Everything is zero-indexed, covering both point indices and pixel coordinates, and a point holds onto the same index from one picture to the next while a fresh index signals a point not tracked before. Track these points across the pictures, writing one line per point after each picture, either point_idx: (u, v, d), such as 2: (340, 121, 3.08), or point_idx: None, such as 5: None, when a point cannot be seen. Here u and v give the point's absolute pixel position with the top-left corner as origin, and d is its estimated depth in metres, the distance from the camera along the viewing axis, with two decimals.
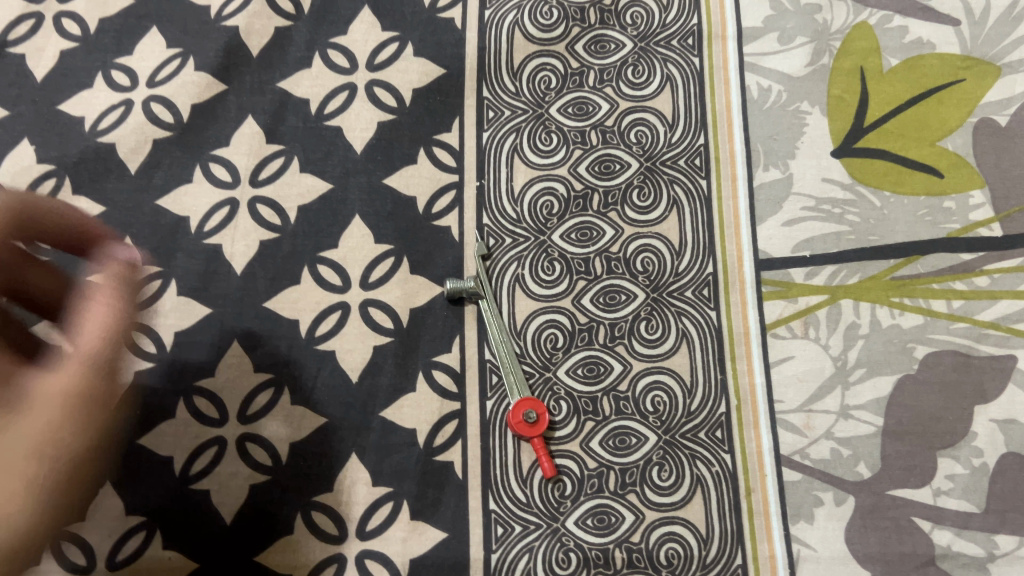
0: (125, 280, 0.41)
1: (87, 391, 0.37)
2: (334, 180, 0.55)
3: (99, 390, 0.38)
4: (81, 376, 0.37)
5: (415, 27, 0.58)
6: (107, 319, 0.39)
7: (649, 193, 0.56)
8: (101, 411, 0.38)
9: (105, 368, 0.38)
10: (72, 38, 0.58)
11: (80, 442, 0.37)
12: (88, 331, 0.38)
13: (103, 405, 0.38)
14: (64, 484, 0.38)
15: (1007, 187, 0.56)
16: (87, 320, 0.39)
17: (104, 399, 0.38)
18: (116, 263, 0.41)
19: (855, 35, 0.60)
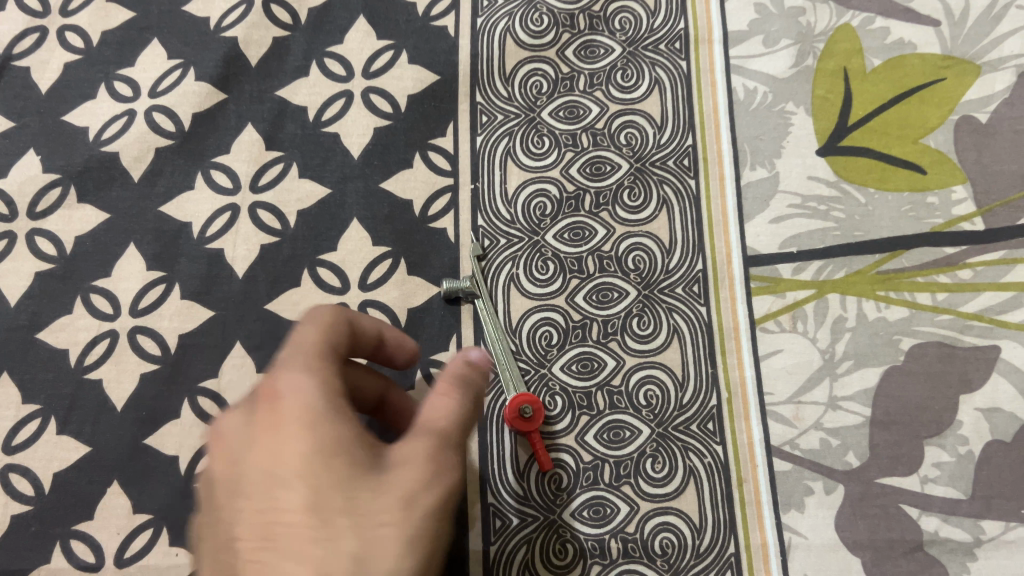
0: (471, 374, 0.42)
1: (441, 458, 0.37)
2: (332, 185, 0.56)
3: (454, 463, 0.37)
4: (429, 446, 0.37)
5: (409, 35, 0.60)
6: (449, 407, 0.39)
7: (639, 193, 0.57)
8: (456, 472, 0.37)
9: (449, 445, 0.38)
10: (75, 51, 0.59)
11: (450, 496, 0.36)
12: (434, 419, 0.39)
13: (457, 465, 0.37)
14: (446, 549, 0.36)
15: (989, 182, 0.58)
16: (432, 407, 0.39)
17: (456, 460, 0.38)
18: (464, 362, 0.42)
19: (838, 37, 0.61)
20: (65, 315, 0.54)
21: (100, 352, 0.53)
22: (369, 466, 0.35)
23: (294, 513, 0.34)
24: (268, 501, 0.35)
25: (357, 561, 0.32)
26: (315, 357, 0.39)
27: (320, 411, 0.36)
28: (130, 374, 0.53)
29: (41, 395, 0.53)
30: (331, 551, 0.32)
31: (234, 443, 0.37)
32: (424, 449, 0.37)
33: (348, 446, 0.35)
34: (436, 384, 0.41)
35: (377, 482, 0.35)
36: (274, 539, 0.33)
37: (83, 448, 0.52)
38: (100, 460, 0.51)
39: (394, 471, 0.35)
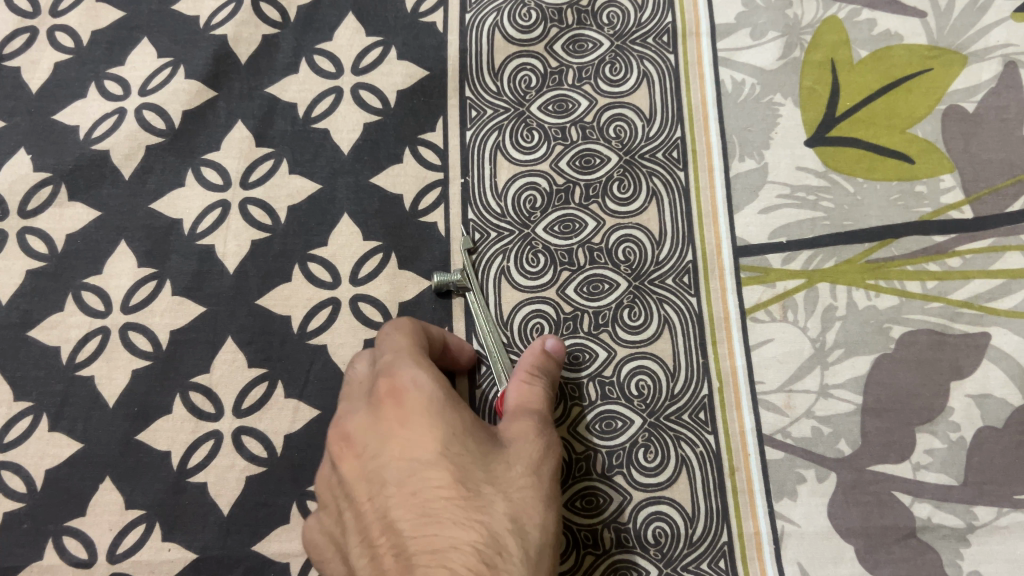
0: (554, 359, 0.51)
1: (548, 427, 0.46)
2: (322, 180, 0.57)
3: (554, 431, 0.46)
4: (534, 423, 0.46)
5: (398, 32, 0.60)
6: (536, 391, 0.49)
7: (629, 185, 0.58)
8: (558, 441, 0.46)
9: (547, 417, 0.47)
10: (65, 51, 0.60)
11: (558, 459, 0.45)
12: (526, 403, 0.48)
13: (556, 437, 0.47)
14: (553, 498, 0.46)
15: (977, 170, 0.58)
16: (526, 392, 0.48)
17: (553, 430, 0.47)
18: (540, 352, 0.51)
19: (825, 29, 0.62)
20: (57, 312, 0.54)
21: (91, 349, 0.53)
22: (492, 444, 0.43)
23: (445, 489, 0.40)
24: (415, 487, 0.40)
25: (513, 522, 0.40)
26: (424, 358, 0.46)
27: (437, 397, 0.43)
28: (121, 370, 0.53)
29: (33, 392, 0.53)
30: (487, 516, 0.39)
31: (364, 438, 0.43)
32: (532, 425, 0.45)
33: (476, 427, 0.43)
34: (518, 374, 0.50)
35: (504, 456, 0.43)
36: (432, 517, 0.39)
37: (75, 444, 0.52)
38: (92, 456, 0.51)
39: (514, 446, 0.44)
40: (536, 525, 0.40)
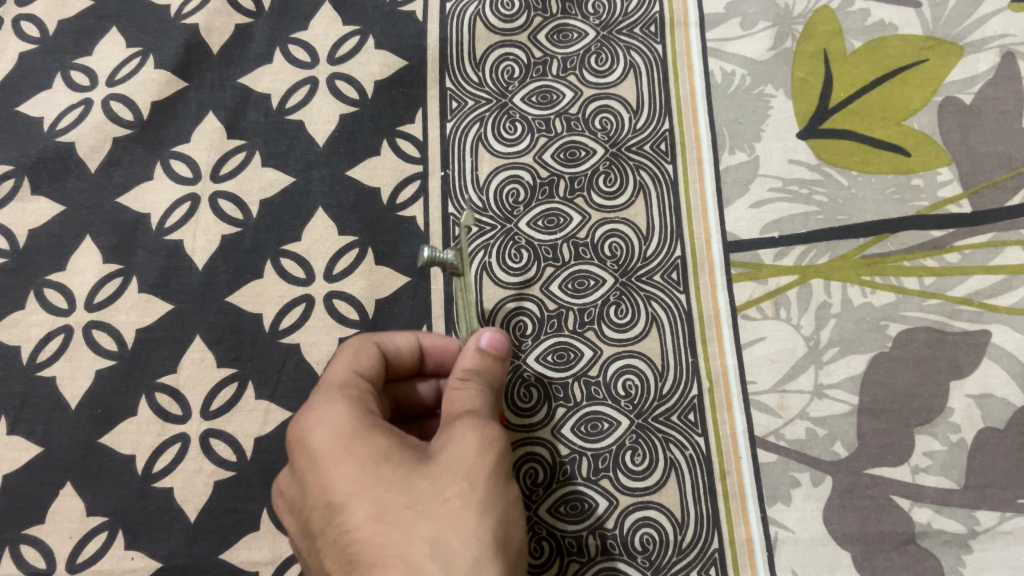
0: (480, 356, 0.45)
1: (485, 425, 0.39)
2: (297, 173, 0.55)
3: (496, 429, 0.39)
4: (467, 423, 0.39)
5: (376, 21, 0.58)
6: (473, 394, 0.42)
7: (615, 178, 0.56)
8: (499, 436, 0.39)
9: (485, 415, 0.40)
10: (31, 40, 0.57)
11: (497, 455, 0.38)
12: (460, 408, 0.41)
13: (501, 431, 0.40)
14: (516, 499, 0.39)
15: (975, 163, 0.56)
16: (460, 399, 0.42)
17: (496, 426, 0.40)
18: (473, 356, 0.45)
19: (817, 18, 0.60)
20: (17, 310, 0.52)
21: (53, 348, 0.51)
22: (414, 458, 0.37)
23: (362, 529, 0.35)
24: (338, 535, 0.36)
25: (438, 547, 0.33)
26: (346, 381, 0.41)
27: (347, 423, 0.38)
28: (84, 371, 0.51)
29: None
30: (403, 549, 0.33)
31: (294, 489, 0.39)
32: (469, 427, 0.39)
33: (393, 447, 0.37)
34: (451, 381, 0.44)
35: (426, 468, 0.36)
36: (357, 562, 0.35)
37: (35, 448, 0.49)
38: (52, 460, 0.49)
39: (440, 455, 0.37)
40: (468, 540, 0.34)
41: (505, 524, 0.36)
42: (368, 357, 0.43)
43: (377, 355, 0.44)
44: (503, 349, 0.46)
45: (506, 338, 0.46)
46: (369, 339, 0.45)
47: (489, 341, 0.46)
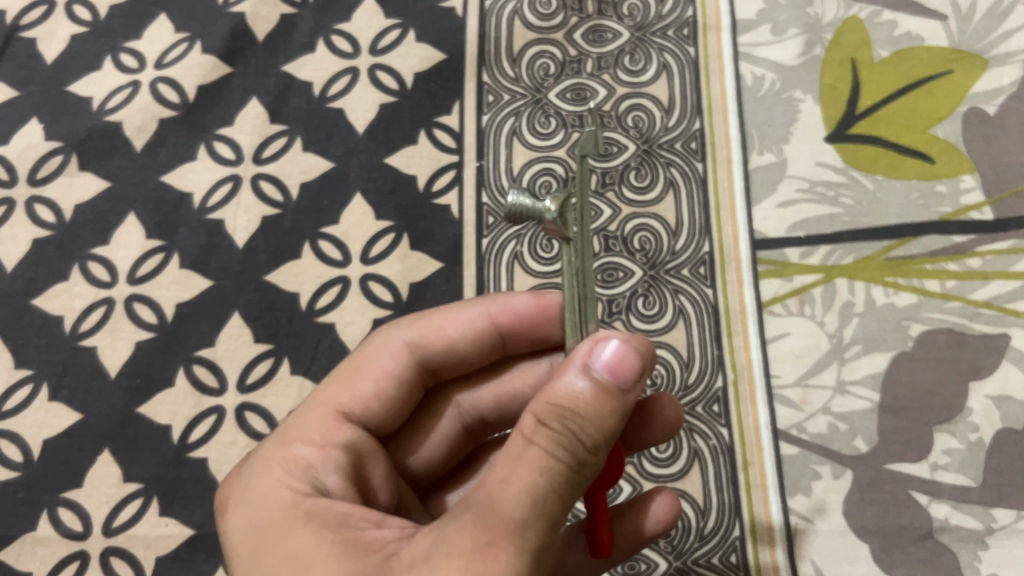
0: (585, 397, 0.31)
1: (487, 540, 0.28)
2: (336, 159, 0.56)
3: (504, 543, 0.28)
4: (464, 530, 0.29)
5: (417, 15, 0.60)
6: (526, 468, 0.30)
7: (646, 173, 0.57)
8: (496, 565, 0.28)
9: (505, 517, 0.29)
10: (82, 23, 0.59)
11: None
12: (491, 492, 0.30)
13: (510, 549, 0.28)
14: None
15: (998, 172, 0.57)
16: (501, 482, 0.30)
17: (510, 540, 0.29)
18: (578, 389, 0.31)
19: (845, 28, 0.61)
20: (60, 281, 0.53)
21: (95, 319, 0.52)
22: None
23: None
24: None
25: None
26: (316, 441, 0.38)
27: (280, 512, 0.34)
28: (124, 342, 0.52)
29: (33, 361, 0.52)
30: None
31: None
32: (473, 535, 0.29)
33: (334, 557, 0.31)
34: (525, 429, 0.31)
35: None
36: None
37: (74, 415, 0.51)
38: (90, 427, 0.50)
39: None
40: None
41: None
42: (368, 383, 0.41)
43: (392, 371, 0.41)
44: (615, 377, 0.32)
45: (637, 375, 0.32)
46: (402, 333, 0.42)
47: (609, 356, 0.32)
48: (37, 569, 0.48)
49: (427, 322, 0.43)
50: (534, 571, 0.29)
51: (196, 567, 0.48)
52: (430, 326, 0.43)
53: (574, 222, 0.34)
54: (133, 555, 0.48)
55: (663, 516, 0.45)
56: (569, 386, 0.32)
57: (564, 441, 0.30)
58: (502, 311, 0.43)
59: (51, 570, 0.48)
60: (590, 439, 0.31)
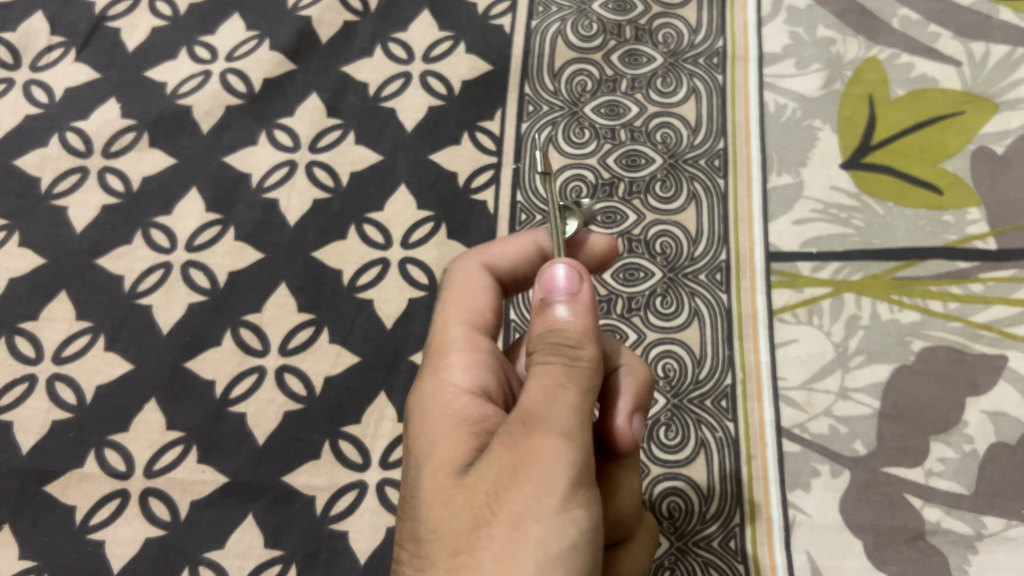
0: (565, 324, 0.36)
1: (540, 438, 0.33)
2: (384, 153, 0.61)
3: (554, 440, 0.32)
4: (524, 434, 0.33)
5: (468, 30, 0.65)
6: (555, 384, 0.34)
7: (671, 185, 0.61)
8: (557, 460, 0.32)
9: (551, 420, 0.33)
10: (163, 18, 0.66)
11: (540, 490, 0.31)
12: (546, 402, 0.34)
13: (559, 448, 0.32)
14: (587, 528, 0.32)
15: (1003, 207, 0.60)
16: (545, 393, 0.34)
17: (562, 440, 0.33)
18: (560, 318, 0.36)
19: (864, 67, 0.65)
20: (125, 245, 0.58)
21: (153, 280, 0.57)
22: (447, 472, 0.35)
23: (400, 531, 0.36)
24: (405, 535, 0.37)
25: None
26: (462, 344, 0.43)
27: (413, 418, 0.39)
28: (178, 302, 0.57)
29: (93, 314, 0.56)
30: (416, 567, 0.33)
31: None
32: (536, 437, 0.33)
33: (432, 452, 0.36)
34: (537, 356, 0.36)
35: (457, 489, 0.34)
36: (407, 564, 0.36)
37: (127, 365, 0.55)
38: (141, 376, 0.55)
39: (475, 473, 0.33)
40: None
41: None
42: (478, 299, 0.45)
43: (486, 286, 0.45)
44: (578, 287, 0.37)
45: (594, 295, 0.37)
46: (472, 260, 0.46)
47: (560, 278, 0.37)
48: (80, 503, 0.52)
49: (495, 245, 0.47)
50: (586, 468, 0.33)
51: (227, 512, 0.51)
52: (497, 248, 0.47)
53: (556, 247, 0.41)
54: (170, 497, 0.52)
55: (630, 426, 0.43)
56: (551, 312, 0.37)
57: (562, 353, 0.35)
58: (549, 237, 0.47)
59: (92, 504, 0.52)
60: (583, 352, 0.35)
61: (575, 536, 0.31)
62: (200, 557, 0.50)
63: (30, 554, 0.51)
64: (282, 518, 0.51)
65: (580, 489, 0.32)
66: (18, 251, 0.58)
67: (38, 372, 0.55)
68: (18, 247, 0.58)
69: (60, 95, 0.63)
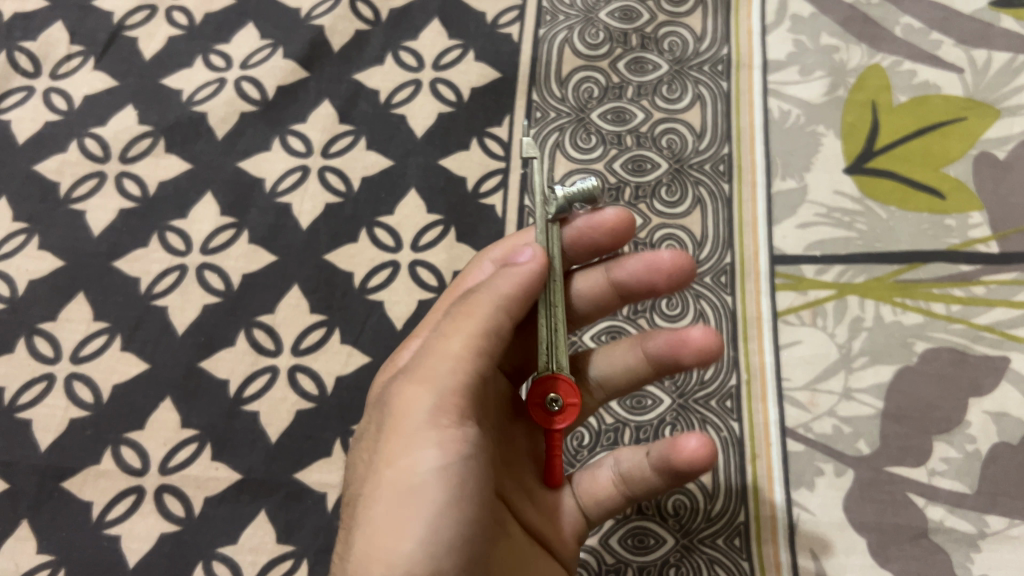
0: (497, 302, 0.40)
1: (416, 389, 0.38)
2: (395, 158, 0.62)
3: (426, 391, 0.38)
4: (405, 387, 0.39)
5: (477, 38, 0.67)
6: (442, 344, 0.39)
7: (676, 190, 0.62)
8: (410, 406, 0.37)
9: (424, 371, 0.39)
10: (179, 27, 0.68)
11: (398, 434, 0.37)
12: (431, 360, 0.39)
13: (424, 397, 0.38)
14: (445, 465, 0.36)
15: (1005, 211, 0.61)
16: (435, 353, 0.39)
17: (425, 387, 0.38)
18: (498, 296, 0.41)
19: (868, 74, 0.66)
20: (141, 248, 0.60)
21: (169, 282, 0.59)
22: (365, 434, 0.41)
23: None
24: None
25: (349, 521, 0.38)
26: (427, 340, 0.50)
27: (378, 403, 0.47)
28: (193, 303, 0.58)
29: (110, 315, 0.58)
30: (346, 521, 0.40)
31: None
32: (411, 390, 0.38)
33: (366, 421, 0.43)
34: (451, 318, 0.41)
35: (367, 447, 0.40)
36: None
37: (143, 365, 0.56)
38: (157, 376, 0.56)
39: (375, 429, 0.40)
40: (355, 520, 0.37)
41: (384, 515, 0.35)
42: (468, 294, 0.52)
43: None
44: (523, 265, 0.42)
45: (537, 267, 0.42)
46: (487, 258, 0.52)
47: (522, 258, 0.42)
48: (96, 499, 0.53)
49: (504, 244, 0.53)
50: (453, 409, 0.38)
51: (240, 508, 0.52)
52: (507, 245, 0.53)
53: (541, 236, 0.47)
54: (184, 493, 0.53)
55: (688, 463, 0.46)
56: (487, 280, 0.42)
57: (464, 318, 0.40)
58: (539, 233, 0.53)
59: (109, 500, 0.53)
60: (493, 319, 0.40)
61: (426, 469, 0.36)
62: (214, 552, 0.51)
63: (47, 549, 0.52)
64: (294, 515, 0.52)
65: (440, 430, 0.37)
66: (37, 254, 0.60)
67: (56, 372, 0.56)
68: (37, 250, 0.60)
69: (79, 102, 0.65)
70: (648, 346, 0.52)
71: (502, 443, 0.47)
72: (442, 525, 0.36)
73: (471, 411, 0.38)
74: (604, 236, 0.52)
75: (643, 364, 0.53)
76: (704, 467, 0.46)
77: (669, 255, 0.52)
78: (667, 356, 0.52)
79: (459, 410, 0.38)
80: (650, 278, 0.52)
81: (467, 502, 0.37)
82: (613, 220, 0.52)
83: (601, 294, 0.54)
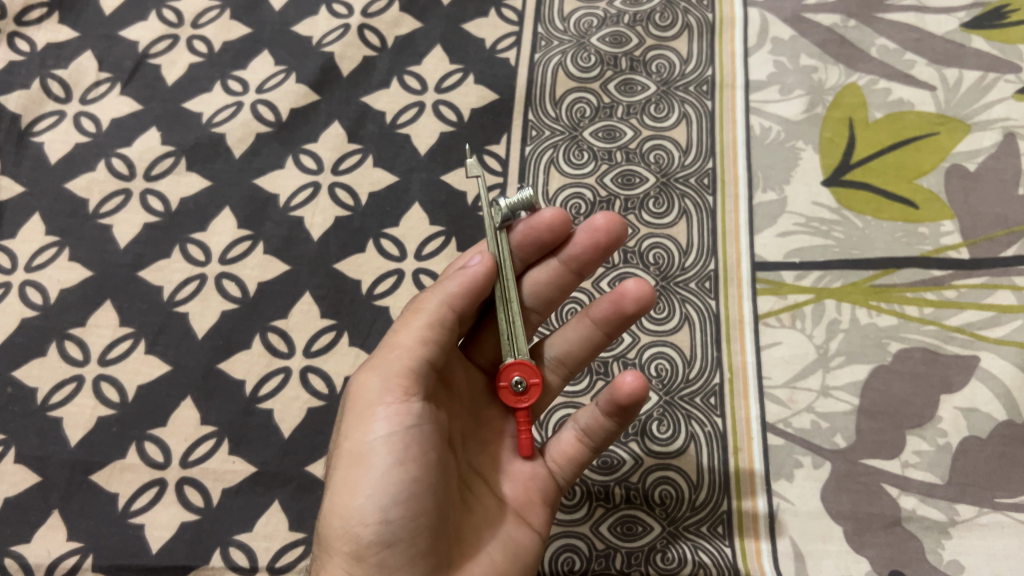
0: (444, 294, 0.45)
1: (369, 374, 0.43)
2: (400, 174, 0.67)
3: (375, 373, 0.43)
4: (361, 374, 0.44)
5: (477, 63, 0.71)
6: (395, 335, 0.44)
7: (663, 202, 0.66)
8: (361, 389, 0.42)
9: (378, 359, 0.44)
10: (199, 54, 0.73)
11: (355, 414, 0.42)
12: (386, 348, 0.44)
13: (372, 379, 0.43)
14: (392, 432, 0.41)
15: (975, 219, 0.64)
16: (390, 342, 0.44)
17: (375, 372, 0.43)
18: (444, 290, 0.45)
19: (845, 92, 0.70)
20: (164, 259, 0.64)
21: (189, 290, 0.63)
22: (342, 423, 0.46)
23: None
24: None
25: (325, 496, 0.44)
26: None
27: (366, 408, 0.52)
28: (212, 309, 0.62)
29: (135, 321, 0.62)
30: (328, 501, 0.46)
31: None
32: (365, 375, 0.43)
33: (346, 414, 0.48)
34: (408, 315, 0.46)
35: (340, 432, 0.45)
36: None
37: (166, 367, 0.60)
38: (178, 377, 0.60)
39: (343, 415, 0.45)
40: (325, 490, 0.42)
41: (344, 480, 0.41)
42: None
43: None
44: (471, 267, 0.47)
45: (481, 267, 0.46)
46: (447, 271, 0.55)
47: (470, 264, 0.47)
48: (122, 490, 0.57)
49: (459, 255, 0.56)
50: (401, 385, 0.42)
51: (255, 498, 0.56)
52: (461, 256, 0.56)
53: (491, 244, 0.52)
54: (203, 485, 0.57)
55: (629, 393, 0.48)
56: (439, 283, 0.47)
57: (417, 312, 0.45)
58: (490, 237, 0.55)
59: (133, 492, 0.57)
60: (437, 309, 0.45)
61: (377, 436, 0.41)
62: (231, 539, 0.55)
63: (76, 536, 0.56)
64: (306, 504, 0.56)
65: (390, 404, 0.41)
66: (68, 265, 0.64)
67: (85, 374, 0.60)
68: (68, 261, 0.64)
69: (107, 125, 0.70)
70: (595, 311, 0.54)
71: (476, 426, 0.51)
72: (392, 482, 0.40)
73: (422, 389, 0.43)
74: (543, 230, 0.53)
75: (594, 331, 0.55)
76: (643, 391, 0.48)
77: (603, 216, 0.54)
78: (611, 315, 0.54)
79: (409, 387, 0.42)
80: (592, 243, 0.54)
81: (421, 465, 0.41)
82: (550, 219, 0.53)
83: (556, 278, 0.55)
